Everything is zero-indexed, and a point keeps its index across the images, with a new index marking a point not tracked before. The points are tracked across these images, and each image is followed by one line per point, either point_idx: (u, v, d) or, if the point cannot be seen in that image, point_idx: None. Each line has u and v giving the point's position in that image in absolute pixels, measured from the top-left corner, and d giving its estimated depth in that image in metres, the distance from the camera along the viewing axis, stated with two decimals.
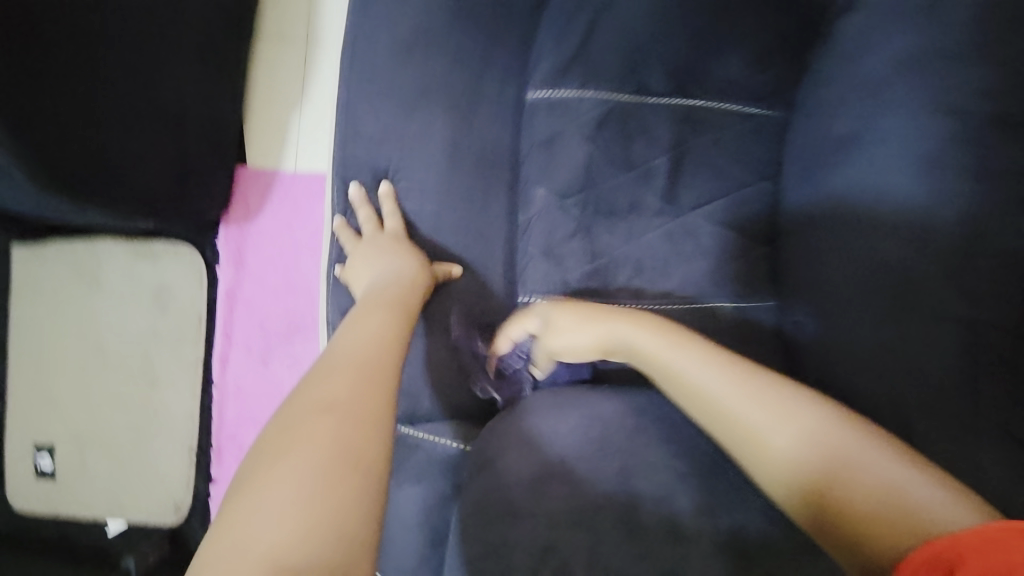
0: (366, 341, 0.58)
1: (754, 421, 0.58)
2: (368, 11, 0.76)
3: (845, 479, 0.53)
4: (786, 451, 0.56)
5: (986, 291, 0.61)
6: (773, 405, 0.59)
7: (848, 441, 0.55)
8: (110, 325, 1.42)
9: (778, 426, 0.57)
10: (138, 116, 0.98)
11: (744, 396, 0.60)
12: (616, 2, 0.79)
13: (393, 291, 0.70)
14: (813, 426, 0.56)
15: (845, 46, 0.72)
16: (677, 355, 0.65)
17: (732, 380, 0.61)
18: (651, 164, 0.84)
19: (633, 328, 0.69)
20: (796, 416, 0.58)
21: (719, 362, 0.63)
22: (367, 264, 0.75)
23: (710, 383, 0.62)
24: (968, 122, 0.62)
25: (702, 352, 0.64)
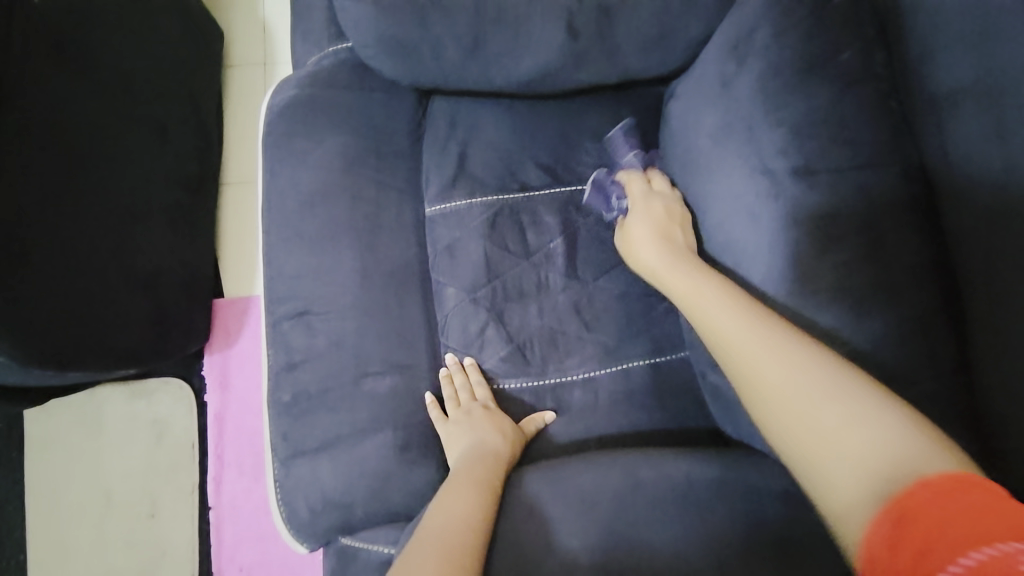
0: (453, 521, 0.68)
1: (810, 392, 0.52)
2: (277, 173, 0.90)
3: (912, 470, 0.45)
4: (837, 429, 0.50)
5: (841, 326, 0.62)
6: (810, 361, 0.55)
7: (884, 417, 0.49)
8: (110, 467, 1.50)
9: (838, 400, 0.51)
10: (113, 286, 1.13)
11: (808, 367, 0.54)
12: (484, 122, 0.91)
13: (477, 469, 0.76)
14: (844, 394, 0.51)
15: (674, 124, 0.81)
16: (706, 304, 0.65)
17: (798, 352, 0.56)
18: (548, 249, 0.92)
19: (693, 287, 0.68)
20: (861, 394, 0.51)
21: (778, 336, 0.58)
22: (463, 435, 0.82)
23: (727, 331, 0.61)
24: (778, 179, 0.67)
25: (745, 309, 0.62)
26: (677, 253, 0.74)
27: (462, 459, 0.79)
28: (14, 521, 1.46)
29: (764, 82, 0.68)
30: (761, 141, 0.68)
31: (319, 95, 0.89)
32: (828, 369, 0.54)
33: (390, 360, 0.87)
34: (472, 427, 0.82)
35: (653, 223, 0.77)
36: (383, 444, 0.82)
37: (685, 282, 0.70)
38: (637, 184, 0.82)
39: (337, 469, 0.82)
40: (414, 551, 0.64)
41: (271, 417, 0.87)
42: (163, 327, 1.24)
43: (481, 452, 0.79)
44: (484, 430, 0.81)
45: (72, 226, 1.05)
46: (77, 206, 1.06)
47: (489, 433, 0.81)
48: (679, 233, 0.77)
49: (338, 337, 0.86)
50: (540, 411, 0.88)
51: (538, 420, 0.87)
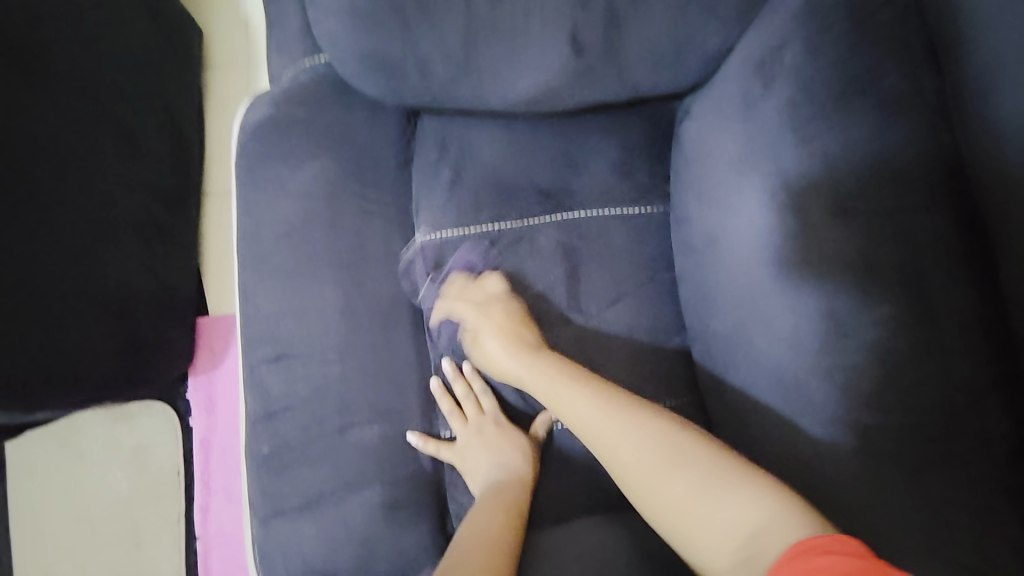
0: (472, 552, 0.63)
1: (669, 482, 0.57)
2: (252, 201, 0.81)
3: (759, 539, 0.50)
4: (699, 512, 0.54)
5: (875, 392, 0.56)
6: (660, 450, 0.60)
7: (743, 499, 0.53)
8: (92, 496, 1.43)
9: (691, 483, 0.56)
10: (79, 315, 1.05)
11: (663, 457, 0.59)
12: (478, 142, 0.83)
13: (500, 491, 0.72)
14: (697, 482, 0.56)
15: (687, 147, 0.73)
16: (566, 397, 0.67)
17: (654, 440, 0.60)
18: (548, 279, 0.82)
19: (550, 386, 0.69)
20: (709, 470, 0.56)
21: (641, 422, 0.62)
22: (479, 455, 0.76)
23: (590, 424, 0.64)
24: (811, 219, 0.59)
25: (604, 400, 0.65)
26: (528, 353, 0.73)
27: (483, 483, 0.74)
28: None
29: (796, 107, 0.60)
30: (794, 176, 0.60)
31: (296, 116, 0.80)
32: (680, 454, 0.58)
33: (377, 406, 0.79)
34: (486, 446, 0.76)
35: (496, 333, 0.75)
36: (370, 501, 0.75)
37: (535, 375, 0.71)
38: (456, 286, 0.80)
39: (322, 531, 0.75)
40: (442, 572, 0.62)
41: (249, 471, 0.80)
42: (139, 355, 1.16)
43: (503, 478, 0.73)
44: (498, 452, 0.75)
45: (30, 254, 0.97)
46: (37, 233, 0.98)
47: (503, 455, 0.75)
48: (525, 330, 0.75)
49: (320, 382, 0.79)
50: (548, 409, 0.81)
51: (547, 420, 0.80)
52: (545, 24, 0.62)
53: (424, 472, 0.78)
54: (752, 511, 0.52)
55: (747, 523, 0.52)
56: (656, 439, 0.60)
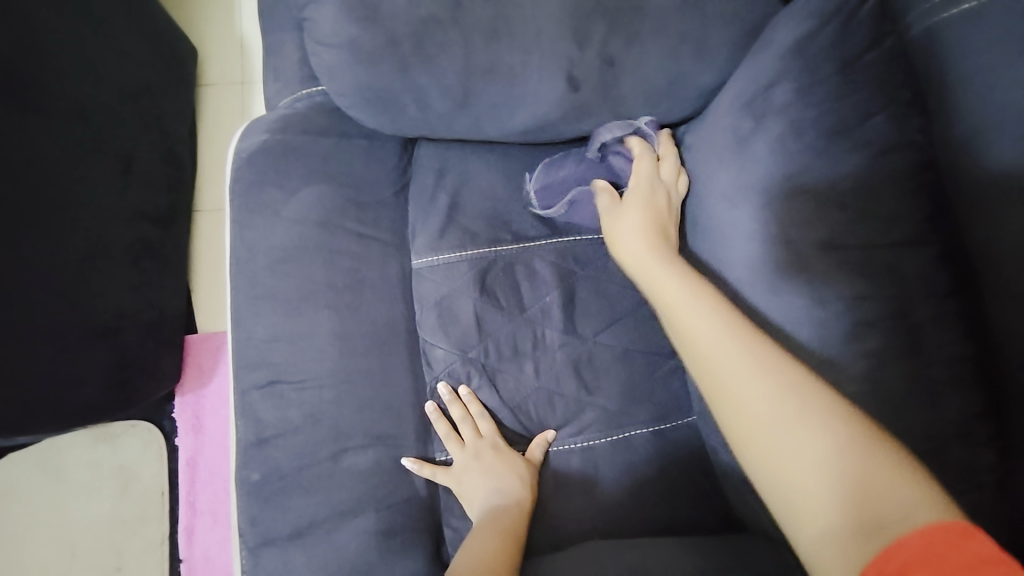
0: None
1: (796, 427, 0.50)
2: (246, 225, 0.81)
3: (888, 514, 0.45)
4: (804, 455, 0.49)
5: (866, 424, 0.58)
6: (785, 385, 0.52)
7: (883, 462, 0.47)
8: (71, 519, 1.39)
9: (819, 436, 0.49)
10: (66, 336, 1.03)
11: (796, 401, 0.51)
12: (475, 169, 0.85)
13: (497, 516, 0.71)
14: (830, 430, 0.49)
15: (680, 177, 0.74)
16: (691, 310, 0.60)
17: (781, 379, 0.53)
18: (544, 303, 0.84)
19: (674, 296, 0.62)
20: (845, 428, 0.50)
21: (764, 360, 0.55)
22: (476, 480, 0.76)
23: (708, 343, 0.57)
24: (799, 251, 0.61)
25: (728, 320, 0.58)
26: (662, 253, 0.67)
27: (481, 509, 0.74)
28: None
29: (784, 144, 0.62)
30: (782, 211, 0.62)
31: (292, 142, 0.81)
32: (809, 393, 0.52)
33: (371, 432, 0.79)
34: (484, 470, 0.76)
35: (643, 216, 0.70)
36: (363, 529, 0.75)
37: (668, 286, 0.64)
38: (646, 164, 0.72)
39: (315, 560, 0.74)
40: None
41: (239, 498, 0.78)
42: (126, 375, 1.15)
43: (502, 503, 0.73)
44: (496, 476, 0.75)
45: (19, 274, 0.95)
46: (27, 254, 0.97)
47: (502, 479, 0.75)
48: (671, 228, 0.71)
49: (314, 408, 0.79)
50: (543, 431, 0.81)
51: (542, 443, 0.80)
52: (541, 59, 0.64)
53: (419, 496, 0.78)
54: (877, 475, 0.47)
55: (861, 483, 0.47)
56: (780, 378, 0.53)
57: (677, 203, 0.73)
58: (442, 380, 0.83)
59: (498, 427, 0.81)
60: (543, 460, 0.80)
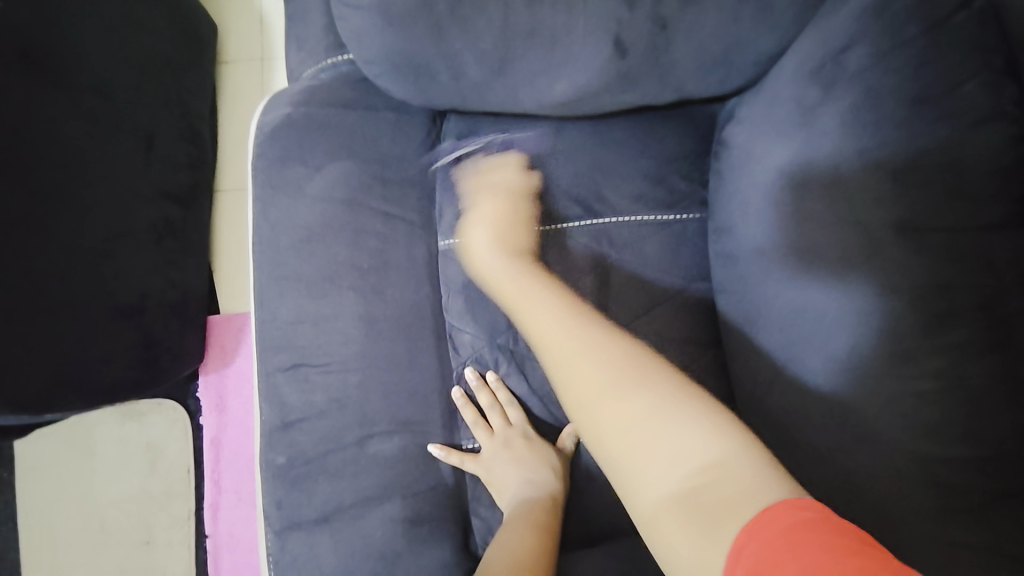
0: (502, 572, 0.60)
1: (619, 413, 0.50)
2: (269, 202, 0.78)
3: (705, 480, 0.45)
4: (626, 435, 0.49)
5: (938, 424, 0.53)
6: (609, 370, 0.53)
7: (708, 439, 0.47)
8: (101, 494, 1.42)
9: (639, 410, 0.50)
10: (92, 315, 1.03)
11: (625, 378, 0.52)
12: (507, 145, 0.80)
13: (530, 508, 0.69)
14: (650, 407, 0.50)
15: (731, 155, 0.70)
16: (534, 305, 0.62)
17: (605, 359, 0.54)
18: (575, 288, 0.79)
19: (522, 292, 0.64)
20: (666, 401, 0.50)
21: (599, 347, 0.56)
22: (507, 470, 0.73)
23: (549, 333, 0.59)
24: (869, 235, 0.56)
25: (568, 311, 0.60)
26: (513, 256, 0.70)
27: (512, 499, 0.71)
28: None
29: (857, 114, 0.57)
30: (854, 189, 0.57)
31: (316, 115, 0.77)
32: (630, 376, 0.52)
33: (398, 418, 0.76)
34: (515, 460, 0.73)
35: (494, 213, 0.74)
36: (390, 516, 0.73)
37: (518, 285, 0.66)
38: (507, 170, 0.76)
39: (341, 545, 0.73)
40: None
41: (264, 481, 0.77)
42: (151, 355, 1.14)
43: (534, 495, 0.70)
44: (528, 467, 0.72)
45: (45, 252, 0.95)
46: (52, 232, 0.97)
47: (534, 469, 0.72)
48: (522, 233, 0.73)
49: (340, 392, 0.76)
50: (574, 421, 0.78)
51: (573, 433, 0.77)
52: (588, 21, 0.58)
53: (446, 485, 0.76)
54: (699, 444, 0.47)
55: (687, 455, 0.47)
56: (609, 358, 0.54)
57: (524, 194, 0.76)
58: (470, 366, 0.80)
59: (528, 416, 0.78)
60: (575, 451, 0.77)
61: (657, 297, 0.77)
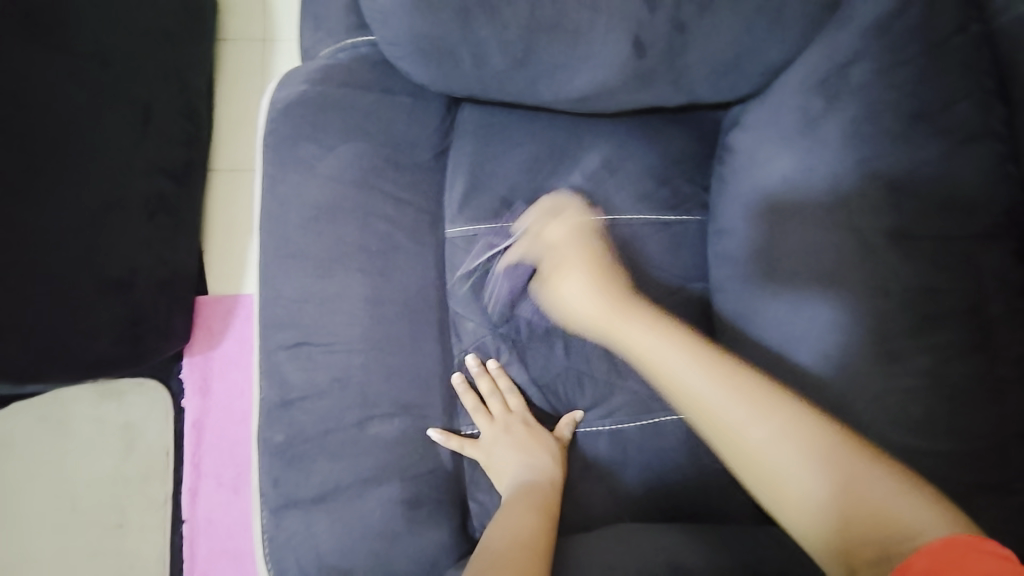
0: (503, 550, 0.61)
1: (790, 458, 0.54)
2: (281, 179, 0.78)
3: (891, 521, 0.50)
4: (802, 475, 0.54)
5: (923, 420, 0.57)
6: (762, 414, 0.57)
7: (874, 485, 0.52)
8: (74, 474, 1.37)
9: (813, 463, 0.53)
10: (76, 287, 1.00)
11: (793, 430, 0.55)
12: (518, 136, 0.81)
13: (529, 492, 0.70)
14: (815, 457, 0.54)
15: (738, 157, 0.72)
16: (666, 352, 0.62)
17: (789, 422, 0.56)
18: None
19: (644, 341, 0.63)
20: (831, 446, 0.54)
21: (753, 389, 0.58)
22: (507, 455, 0.74)
23: (691, 381, 0.60)
24: (863, 239, 0.60)
25: (709, 358, 0.61)
26: (608, 296, 0.65)
27: (513, 484, 0.72)
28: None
29: (857, 127, 0.62)
30: (852, 198, 0.61)
31: (332, 95, 0.78)
32: (803, 418, 0.56)
33: (399, 400, 0.77)
34: (515, 445, 0.74)
35: (581, 267, 0.67)
36: (388, 497, 0.73)
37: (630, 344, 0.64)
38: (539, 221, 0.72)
39: (337, 525, 0.73)
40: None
41: (261, 459, 0.77)
42: (137, 334, 1.11)
43: (533, 480, 0.72)
44: (528, 452, 0.74)
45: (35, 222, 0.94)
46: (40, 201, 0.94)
47: (533, 454, 0.74)
48: (598, 264, 0.68)
49: (341, 372, 0.77)
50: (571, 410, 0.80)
51: (570, 421, 0.79)
52: (610, 19, 0.61)
53: (445, 469, 0.77)
54: (873, 491, 0.52)
55: (852, 508, 0.52)
56: (768, 412, 0.57)
57: (583, 236, 0.70)
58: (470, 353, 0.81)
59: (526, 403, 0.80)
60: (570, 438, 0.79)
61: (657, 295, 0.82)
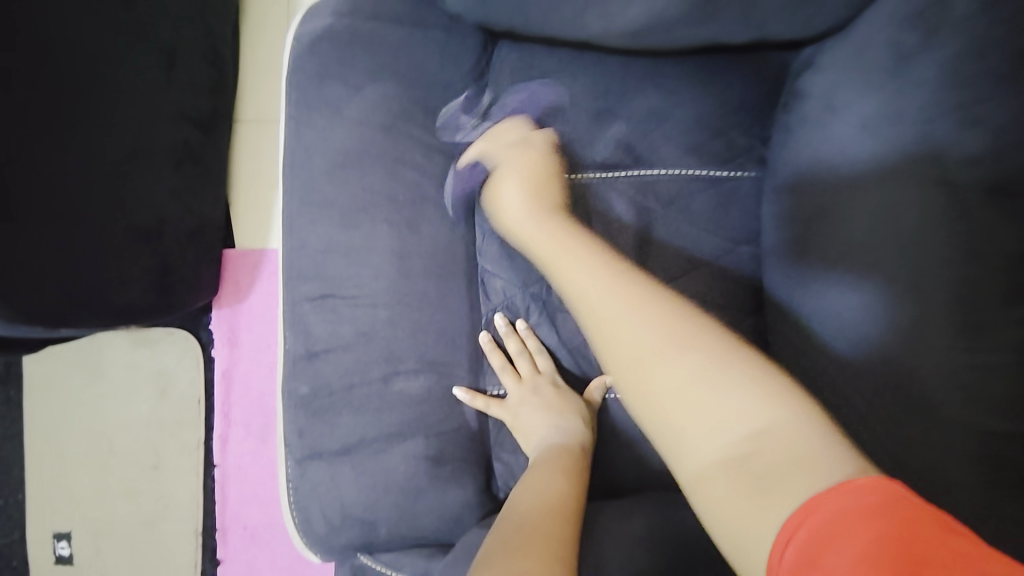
0: (534, 513, 0.59)
1: (661, 373, 0.48)
2: (306, 122, 0.74)
3: (769, 452, 0.42)
4: (672, 393, 0.47)
5: (1000, 398, 0.52)
6: (641, 324, 0.52)
7: (753, 407, 0.45)
8: (114, 417, 1.44)
9: (690, 378, 0.47)
10: (107, 234, 1.00)
11: (675, 341, 0.50)
12: (558, 80, 0.75)
13: (559, 455, 0.67)
14: (692, 373, 0.47)
15: (809, 105, 0.65)
16: (574, 258, 0.60)
17: (667, 327, 0.51)
18: (616, 242, 0.75)
19: (561, 247, 0.62)
20: (717, 365, 0.47)
21: (645, 300, 0.54)
22: (534, 416, 0.72)
23: (585, 286, 0.57)
24: (954, 197, 0.54)
25: (609, 267, 0.58)
26: (552, 211, 0.67)
27: (541, 446, 0.70)
28: (13, 462, 1.46)
29: (957, 65, 0.54)
30: (946, 149, 0.54)
31: (361, 31, 0.72)
32: (689, 329, 0.51)
33: (424, 357, 0.75)
34: (544, 407, 0.71)
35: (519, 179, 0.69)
36: (412, 454, 0.72)
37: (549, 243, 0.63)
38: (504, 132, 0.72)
39: (361, 478, 0.72)
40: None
41: (285, 410, 0.76)
42: (167, 283, 1.13)
43: (563, 442, 0.69)
44: (557, 414, 0.71)
45: (68, 164, 0.92)
46: (71, 143, 0.93)
47: (563, 416, 0.71)
48: (555, 190, 0.70)
49: (367, 326, 0.75)
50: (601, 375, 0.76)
51: (602, 386, 0.75)
52: None
53: (470, 428, 0.75)
54: (754, 415, 0.44)
55: (728, 432, 0.44)
56: (651, 322, 0.52)
57: (531, 150, 0.71)
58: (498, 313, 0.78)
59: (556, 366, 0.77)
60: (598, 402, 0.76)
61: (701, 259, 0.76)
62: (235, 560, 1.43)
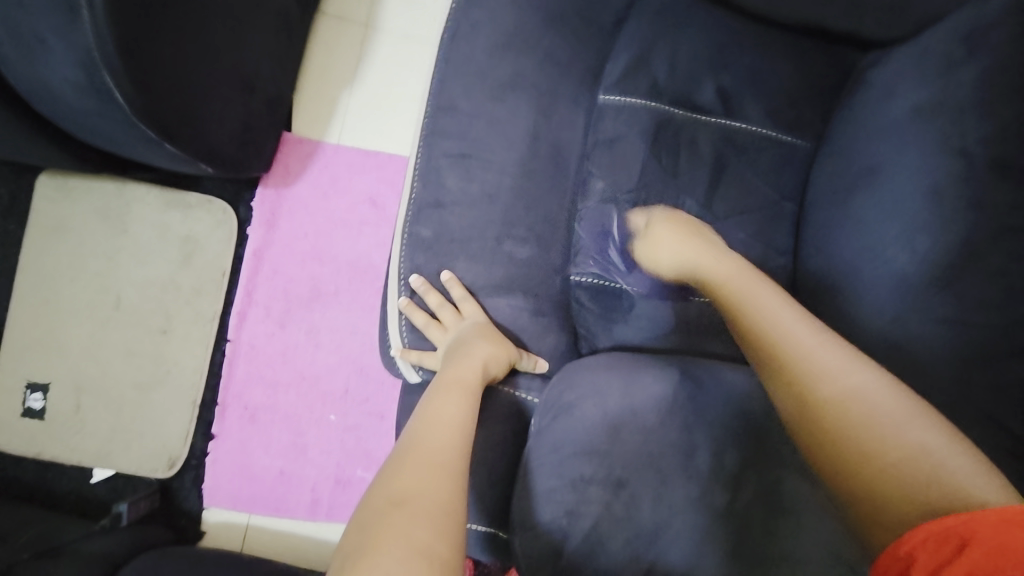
0: (443, 410, 0.66)
1: (872, 432, 0.60)
2: (473, 11, 0.87)
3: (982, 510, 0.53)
4: (882, 443, 0.60)
5: (986, 302, 0.73)
6: (850, 376, 0.64)
7: (968, 466, 0.57)
8: (126, 272, 1.39)
9: (893, 443, 0.59)
10: (220, 74, 1.01)
11: (876, 406, 0.62)
12: (683, 30, 0.91)
13: (463, 373, 0.73)
14: (893, 432, 0.60)
15: (874, 94, 0.87)
16: (766, 308, 0.73)
17: (870, 388, 0.63)
18: (695, 174, 0.92)
19: (751, 291, 0.75)
20: (910, 425, 0.60)
21: (843, 358, 0.66)
22: (452, 344, 0.80)
23: (782, 333, 0.70)
24: (971, 164, 0.75)
25: (808, 322, 0.70)
26: (731, 261, 0.79)
27: (449, 363, 0.75)
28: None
29: (990, 77, 0.76)
30: (970, 128, 0.76)
31: None
32: (877, 385, 0.64)
33: (533, 229, 0.88)
34: (467, 338, 0.79)
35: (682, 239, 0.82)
36: (517, 304, 0.87)
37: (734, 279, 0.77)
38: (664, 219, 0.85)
39: (458, 326, 0.83)
40: (399, 463, 0.57)
41: (404, 248, 0.87)
42: (245, 142, 1.16)
43: (470, 361, 0.75)
44: (476, 344, 0.78)
45: None
46: None
47: (481, 346, 0.77)
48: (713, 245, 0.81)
49: (493, 190, 0.86)
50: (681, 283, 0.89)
51: (532, 363, 0.85)
52: None
53: (560, 297, 0.90)
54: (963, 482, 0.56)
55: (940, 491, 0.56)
56: (853, 376, 0.64)
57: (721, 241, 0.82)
58: (594, 208, 0.90)
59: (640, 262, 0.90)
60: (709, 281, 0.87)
61: (761, 203, 0.94)
62: (231, 436, 1.41)
